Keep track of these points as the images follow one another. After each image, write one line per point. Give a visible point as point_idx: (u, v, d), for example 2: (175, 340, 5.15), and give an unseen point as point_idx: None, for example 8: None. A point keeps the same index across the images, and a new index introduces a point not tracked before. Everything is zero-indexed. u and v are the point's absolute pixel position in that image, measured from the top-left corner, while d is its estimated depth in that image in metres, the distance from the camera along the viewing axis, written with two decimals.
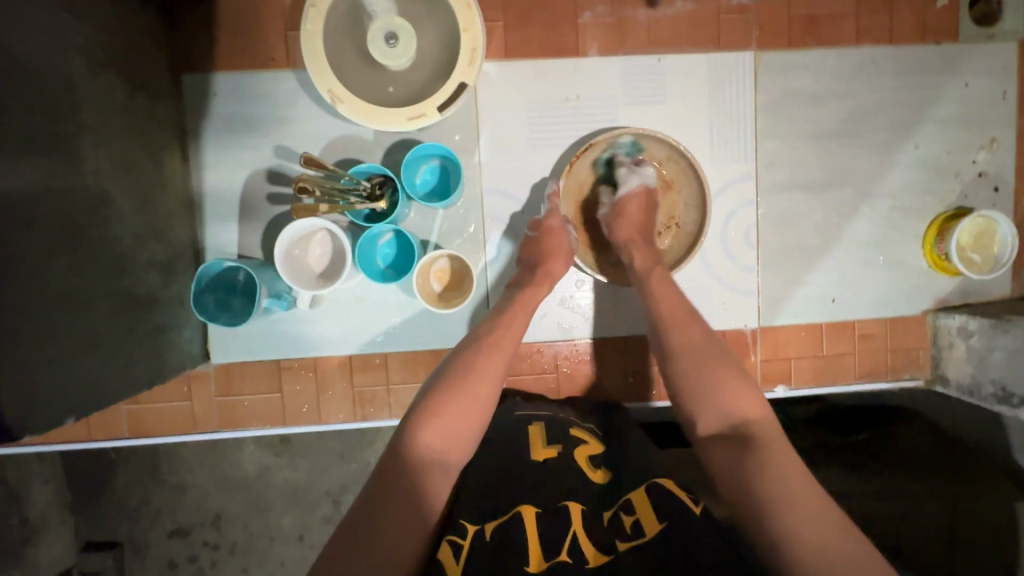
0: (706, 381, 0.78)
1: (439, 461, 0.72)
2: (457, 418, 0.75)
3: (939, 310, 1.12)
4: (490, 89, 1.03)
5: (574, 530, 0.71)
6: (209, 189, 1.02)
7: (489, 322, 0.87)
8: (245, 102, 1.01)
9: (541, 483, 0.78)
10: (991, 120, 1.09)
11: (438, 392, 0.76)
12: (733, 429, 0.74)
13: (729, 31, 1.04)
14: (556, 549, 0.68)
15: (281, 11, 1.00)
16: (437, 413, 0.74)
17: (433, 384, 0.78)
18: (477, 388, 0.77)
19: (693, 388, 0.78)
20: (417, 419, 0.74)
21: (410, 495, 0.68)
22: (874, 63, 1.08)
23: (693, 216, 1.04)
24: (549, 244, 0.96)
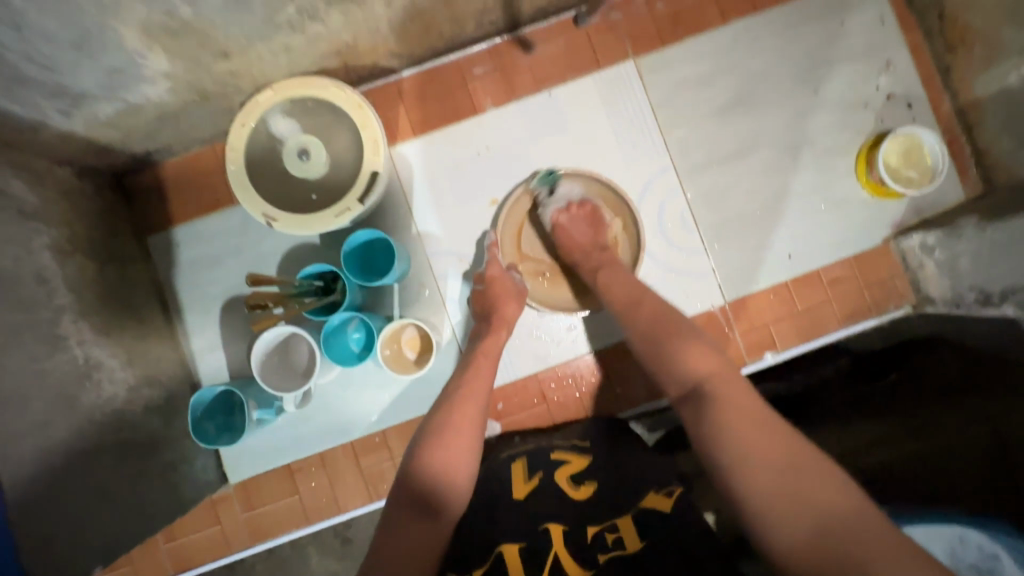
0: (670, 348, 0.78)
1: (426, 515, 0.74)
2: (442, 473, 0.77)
3: (899, 234, 1.11)
4: (408, 168, 1.13)
5: (555, 550, 0.74)
6: (193, 327, 1.13)
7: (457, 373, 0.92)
8: (205, 243, 1.13)
9: (523, 517, 0.79)
10: (879, 46, 1.12)
11: (420, 451, 0.79)
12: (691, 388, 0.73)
13: (604, 49, 1.13)
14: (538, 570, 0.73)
15: (213, 159, 1.13)
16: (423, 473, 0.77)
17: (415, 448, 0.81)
18: (456, 441, 0.80)
19: (656, 353, 0.80)
20: (403, 480, 0.78)
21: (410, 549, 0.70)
22: (748, 32, 1.13)
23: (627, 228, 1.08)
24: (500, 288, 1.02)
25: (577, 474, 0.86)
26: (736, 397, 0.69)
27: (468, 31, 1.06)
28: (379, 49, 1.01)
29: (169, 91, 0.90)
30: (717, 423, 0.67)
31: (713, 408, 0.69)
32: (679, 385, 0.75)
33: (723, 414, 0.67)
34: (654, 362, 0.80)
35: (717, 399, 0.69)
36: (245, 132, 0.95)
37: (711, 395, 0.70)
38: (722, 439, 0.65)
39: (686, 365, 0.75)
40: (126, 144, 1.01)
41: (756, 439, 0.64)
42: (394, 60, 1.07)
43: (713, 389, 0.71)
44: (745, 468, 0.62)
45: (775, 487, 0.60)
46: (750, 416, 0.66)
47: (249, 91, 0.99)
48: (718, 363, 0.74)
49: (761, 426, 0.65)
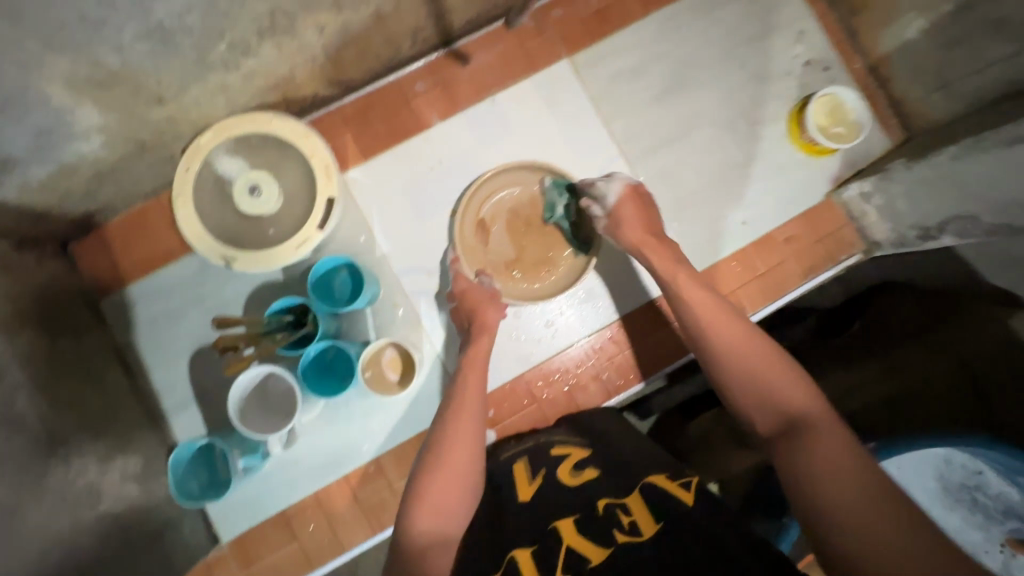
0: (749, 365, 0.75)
1: (437, 543, 0.71)
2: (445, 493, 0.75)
3: (839, 187, 1.17)
4: (363, 192, 1.12)
5: (566, 544, 0.72)
6: (162, 386, 1.08)
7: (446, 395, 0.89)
8: (163, 298, 1.09)
9: (533, 518, 0.78)
10: (790, 19, 1.20)
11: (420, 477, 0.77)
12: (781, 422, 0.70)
13: (538, 53, 1.16)
14: (552, 565, 0.70)
15: (160, 211, 1.09)
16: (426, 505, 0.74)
17: (414, 481, 0.77)
18: (456, 466, 0.77)
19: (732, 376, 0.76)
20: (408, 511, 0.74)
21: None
22: (670, 20, 1.19)
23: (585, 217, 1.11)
24: (475, 295, 1.02)
25: (579, 464, 0.86)
26: (830, 439, 0.65)
27: (404, 51, 1.08)
28: (317, 78, 1.01)
29: (104, 145, 0.87)
30: (813, 459, 0.64)
31: (806, 442, 0.65)
32: (771, 413, 0.72)
33: (805, 458, 0.64)
34: (742, 386, 0.75)
35: (811, 437, 0.66)
36: (189, 177, 0.95)
37: (799, 432, 0.67)
38: (812, 478, 0.63)
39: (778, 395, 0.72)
40: (64, 207, 0.97)
41: (847, 487, 0.60)
42: (334, 87, 1.07)
43: (811, 422, 0.67)
44: (834, 513, 0.60)
45: (861, 537, 0.57)
46: (841, 461, 0.62)
47: (190, 135, 0.98)
48: (817, 400, 0.70)
49: (860, 477, 0.60)
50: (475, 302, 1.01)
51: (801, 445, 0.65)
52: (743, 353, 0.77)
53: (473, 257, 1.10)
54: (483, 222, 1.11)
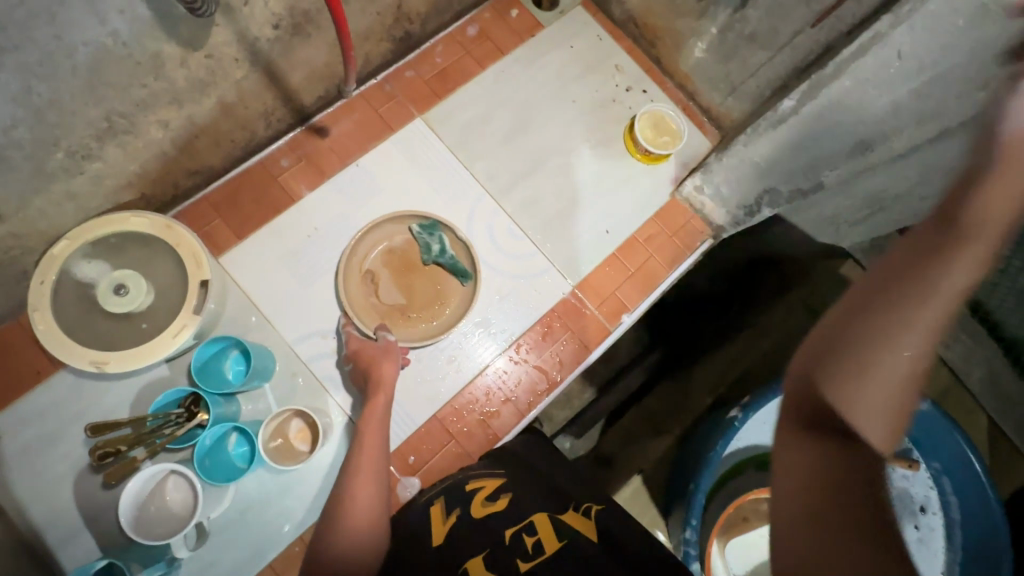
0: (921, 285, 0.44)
1: None
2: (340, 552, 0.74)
3: (679, 186, 1.34)
4: (243, 271, 1.13)
5: None
6: (42, 520, 0.98)
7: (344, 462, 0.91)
8: (34, 424, 1.01)
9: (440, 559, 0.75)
10: (606, 56, 1.40)
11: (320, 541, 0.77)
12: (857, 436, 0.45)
13: (393, 116, 1.27)
14: None
15: (19, 331, 1.03)
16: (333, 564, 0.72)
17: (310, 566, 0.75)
18: (356, 523, 0.78)
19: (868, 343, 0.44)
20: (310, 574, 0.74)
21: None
22: (505, 72, 1.35)
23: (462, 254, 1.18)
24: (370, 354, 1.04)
25: (492, 495, 0.87)
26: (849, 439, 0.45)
27: (261, 133, 1.14)
28: (174, 170, 1.04)
29: None
30: (797, 438, 0.48)
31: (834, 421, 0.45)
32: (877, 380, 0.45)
33: (822, 493, 0.45)
34: (870, 332, 0.44)
35: (851, 470, 0.45)
36: (46, 289, 0.91)
37: (841, 462, 0.45)
38: (813, 512, 0.45)
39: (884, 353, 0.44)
40: None
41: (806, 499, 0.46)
42: (194, 177, 1.10)
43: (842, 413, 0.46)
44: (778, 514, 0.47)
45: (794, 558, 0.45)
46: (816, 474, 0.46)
47: (42, 248, 0.95)
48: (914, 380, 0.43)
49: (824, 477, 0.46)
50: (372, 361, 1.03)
51: (836, 475, 0.45)
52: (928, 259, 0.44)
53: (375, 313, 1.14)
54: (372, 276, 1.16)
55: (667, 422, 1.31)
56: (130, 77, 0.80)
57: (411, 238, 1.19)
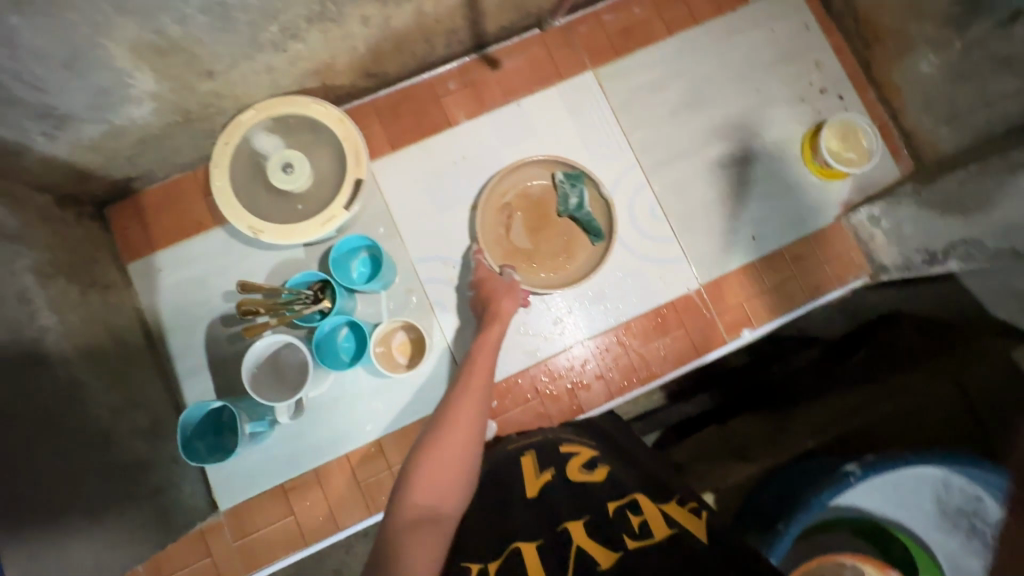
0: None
1: (422, 522, 0.71)
2: (436, 472, 0.75)
3: (849, 210, 1.20)
4: (388, 181, 1.17)
5: (577, 545, 0.72)
6: (176, 351, 1.10)
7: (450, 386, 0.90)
8: (187, 267, 1.13)
9: (538, 516, 0.78)
10: (808, 49, 1.26)
11: (416, 455, 0.78)
12: None
13: (565, 64, 1.23)
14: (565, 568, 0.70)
15: (194, 183, 1.14)
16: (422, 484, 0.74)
17: (403, 478, 0.77)
18: (449, 445, 0.78)
19: None
20: (401, 485, 0.76)
21: (420, 563, 0.66)
22: (692, 43, 1.25)
23: (600, 209, 1.14)
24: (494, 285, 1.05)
25: (589, 463, 0.88)
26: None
27: (439, 51, 1.14)
28: (355, 68, 1.07)
29: (153, 112, 0.93)
30: None
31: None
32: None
33: None
34: None
35: None
36: (227, 149, 0.99)
37: None
38: None
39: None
40: (106, 170, 1.02)
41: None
42: (369, 80, 1.13)
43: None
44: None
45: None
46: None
47: (231, 112, 1.03)
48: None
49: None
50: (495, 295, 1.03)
51: None
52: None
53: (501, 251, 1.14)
54: (506, 209, 1.15)
55: (756, 449, 1.14)
56: None
57: (549, 185, 1.17)
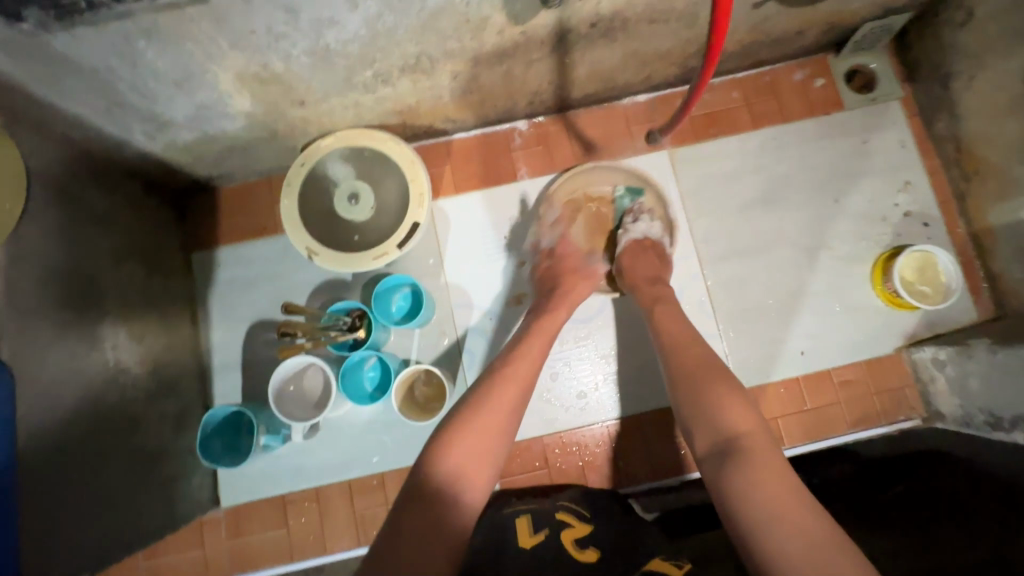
0: (709, 392, 0.79)
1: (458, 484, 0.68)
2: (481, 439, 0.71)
3: (911, 345, 1.13)
4: (445, 222, 1.19)
5: None
6: (217, 344, 1.16)
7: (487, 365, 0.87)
8: (244, 266, 1.18)
9: (526, 558, 0.80)
10: (898, 168, 1.20)
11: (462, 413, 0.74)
12: (724, 444, 0.73)
13: (641, 138, 1.22)
14: None
15: (267, 190, 1.20)
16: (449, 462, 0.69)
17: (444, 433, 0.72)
18: (495, 413, 0.75)
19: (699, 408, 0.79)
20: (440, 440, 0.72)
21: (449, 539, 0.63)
22: (776, 140, 1.21)
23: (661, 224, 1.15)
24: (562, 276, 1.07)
25: (581, 539, 0.86)
26: (767, 463, 0.68)
27: (519, 107, 1.16)
28: (437, 113, 1.10)
29: (244, 128, 0.99)
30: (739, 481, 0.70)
31: (741, 465, 0.69)
32: (715, 437, 0.74)
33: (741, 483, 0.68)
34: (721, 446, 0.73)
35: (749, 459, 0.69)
36: (303, 171, 1.04)
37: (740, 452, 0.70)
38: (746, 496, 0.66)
39: (726, 420, 0.75)
40: (192, 167, 1.09)
41: (794, 508, 0.63)
42: (447, 124, 1.16)
43: (749, 446, 0.71)
44: (775, 540, 0.61)
45: (809, 546, 0.59)
46: (780, 474, 0.67)
47: (314, 135, 1.08)
48: (759, 422, 0.74)
49: (792, 492, 0.65)
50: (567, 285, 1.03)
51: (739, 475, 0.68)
52: (708, 372, 0.82)
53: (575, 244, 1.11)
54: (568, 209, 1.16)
55: None
56: (452, 30, 0.85)
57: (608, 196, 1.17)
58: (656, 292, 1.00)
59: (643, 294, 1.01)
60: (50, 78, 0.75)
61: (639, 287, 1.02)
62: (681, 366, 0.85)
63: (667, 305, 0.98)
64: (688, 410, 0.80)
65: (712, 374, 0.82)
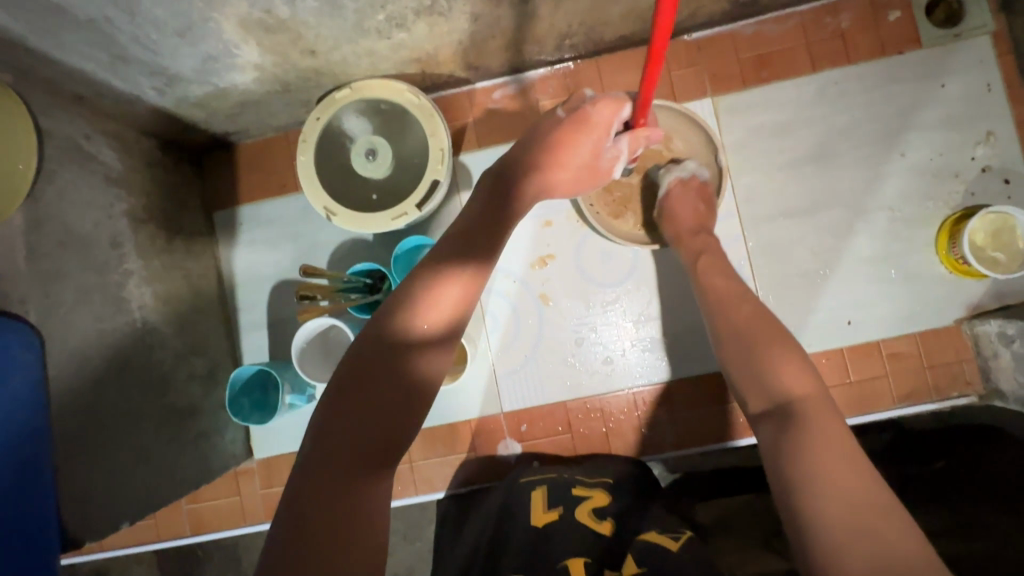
0: (758, 353, 0.76)
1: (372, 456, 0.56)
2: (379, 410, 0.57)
3: (974, 317, 1.03)
4: (467, 179, 1.13)
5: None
6: (243, 304, 1.17)
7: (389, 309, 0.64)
8: (264, 226, 1.17)
9: (535, 542, 0.80)
10: (980, 115, 1.05)
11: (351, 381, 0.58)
12: (778, 407, 0.69)
13: (682, 85, 1.10)
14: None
15: (285, 147, 1.16)
16: (376, 388, 0.57)
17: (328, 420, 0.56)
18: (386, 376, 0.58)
19: (748, 366, 0.76)
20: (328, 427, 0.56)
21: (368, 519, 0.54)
22: (837, 84, 1.08)
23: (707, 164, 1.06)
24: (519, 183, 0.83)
25: (599, 512, 0.85)
26: (823, 428, 0.64)
27: (547, 52, 1.06)
28: (457, 60, 1.02)
29: (255, 80, 0.94)
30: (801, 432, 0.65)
31: (798, 432, 0.64)
32: (769, 399, 0.71)
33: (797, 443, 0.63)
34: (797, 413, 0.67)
35: (808, 422, 0.65)
36: (318, 125, 0.97)
37: (797, 413, 0.67)
38: (799, 459, 0.61)
39: (777, 381, 0.72)
40: (207, 124, 1.06)
41: (843, 472, 0.59)
42: (468, 72, 1.08)
43: (806, 410, 0.67)
44: (821, 500, 0.58)
45: (854, 510, 0.56)
46: (836, 439, 0.62)
47: (328, 87, 1.02)
48: (818, 387, 0.70)
49: (851, 460, 0.60)
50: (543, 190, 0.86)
51: (793, 433, 0.64)
52: (767, 332, 0.78)
53: (546, 152, 0.86)
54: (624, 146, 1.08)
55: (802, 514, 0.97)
56: None
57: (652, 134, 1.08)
58: (698, 244, 0.96)
59: (684, 248, 0.97)
60: (47, 30, 0.71)
61: (679, 236, 0.98)
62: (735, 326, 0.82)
63: (711, 258, 0.93)
64: (742, 366, 0.77)
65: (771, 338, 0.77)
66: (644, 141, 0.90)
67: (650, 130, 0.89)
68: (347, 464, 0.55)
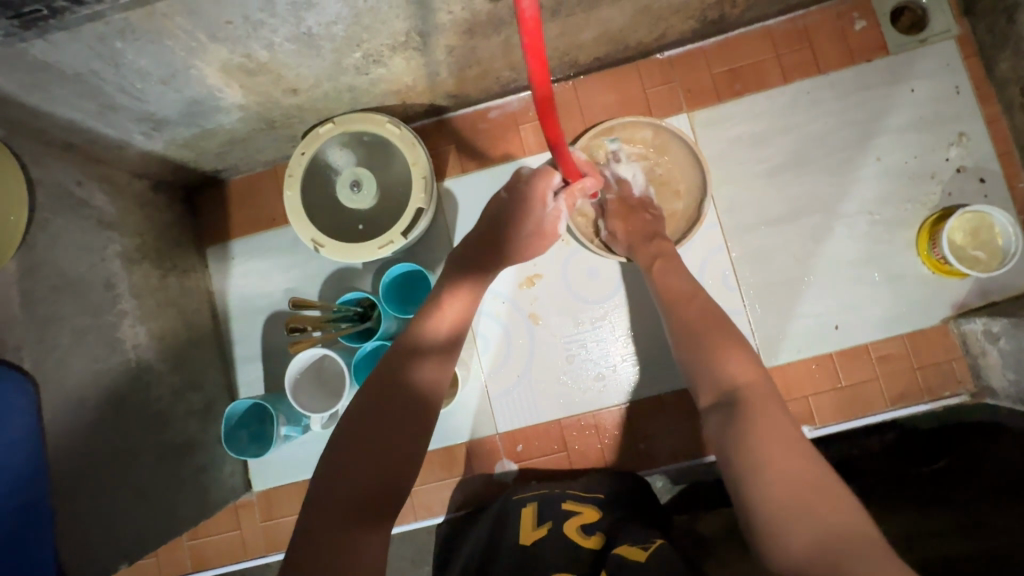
0: (709, 357, 0.77)
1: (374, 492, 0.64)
2: (382, 446, 0.66)
3: (960, 316, 1.04)
4: (452, 205, 1.15)
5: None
6: (238, 336, 1.18)
7: (381, 370, 0.73)
8: (256, 259, 1.19)
9: (523, 561, 0.80)
10: (951, 117, 1.07)
11: (357, 422, 0.67)
12: (724, 396, 0.71)
13: (657, 101, 1.13)
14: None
15: (274, 181, 1.19)
16: (367, 447, 0.65)
17: (337, 457, 0.65)
18: (390, 417, 0.68)
19: (696, 357, 0.77)
20: (336, 463, 0.64)
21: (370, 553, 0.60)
22: (809, 93, 1.10)
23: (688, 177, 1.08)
24: (499, 247, 0.92)
25: (587, 526, 0.85)
26: (767, 413, 0.66)
27: (525, 77, 1.09)
28: (437, 90, 1.04)
29: (240, 120, 0.96)
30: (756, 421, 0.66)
31: (744, 419, 0.66)
32: (716, 389, 0.73)
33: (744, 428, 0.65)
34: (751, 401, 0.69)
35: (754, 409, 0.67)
36: (303, 160, 0.99)
37: (746, 401, 0.68)
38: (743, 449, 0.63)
39: (723, 372, 0.73)
40: (196, 162, 1.08)
41: (795, 464, 0.60)
42: (449, 101, 1.10)
43: (751, 398, 0.68)
44: (763, 489, 0.59)
45: (793, 494, 0.58)
46: (783, 429, 0.64)
47: (312, 122, 1.04)
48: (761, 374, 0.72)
49: (787, 443, 0.62)
50: (506, 245, 0.92)
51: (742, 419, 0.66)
52: (716, 327, 0.80)
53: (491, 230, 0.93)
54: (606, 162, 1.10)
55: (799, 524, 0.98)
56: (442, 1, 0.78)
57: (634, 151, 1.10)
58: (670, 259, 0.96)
59: (638, 256, 0.97)
60: (37, 86, 0.74)
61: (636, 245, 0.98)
62: (682, 325, 0.83)
63: (667, 262, 0.94)
64: (690, 362, 0.78)
65: (716, 329, 0.79)
66: (581, 193, 0.94)
67: (585, 182, 0.93)
68: (345, 517, 0.61)
